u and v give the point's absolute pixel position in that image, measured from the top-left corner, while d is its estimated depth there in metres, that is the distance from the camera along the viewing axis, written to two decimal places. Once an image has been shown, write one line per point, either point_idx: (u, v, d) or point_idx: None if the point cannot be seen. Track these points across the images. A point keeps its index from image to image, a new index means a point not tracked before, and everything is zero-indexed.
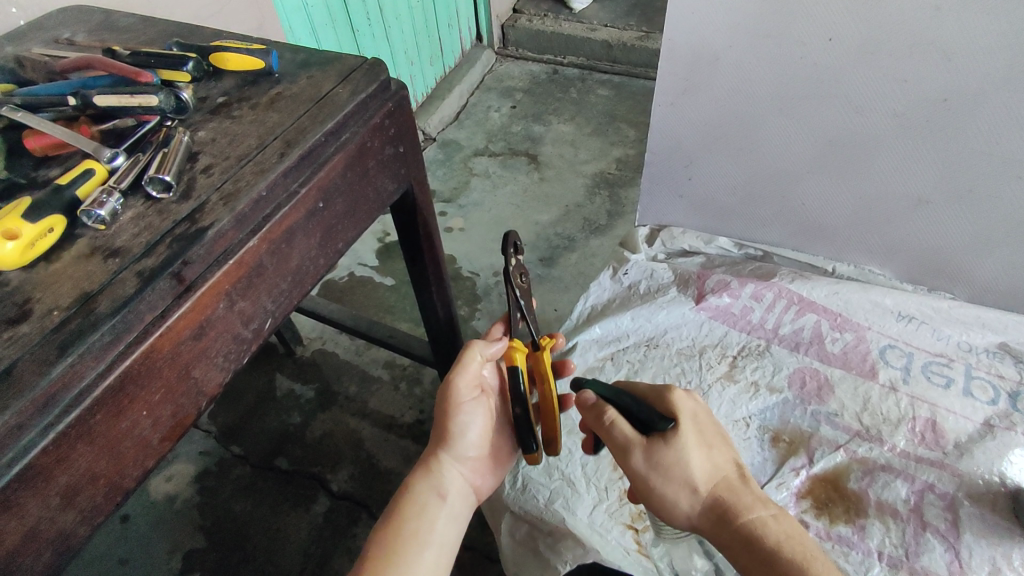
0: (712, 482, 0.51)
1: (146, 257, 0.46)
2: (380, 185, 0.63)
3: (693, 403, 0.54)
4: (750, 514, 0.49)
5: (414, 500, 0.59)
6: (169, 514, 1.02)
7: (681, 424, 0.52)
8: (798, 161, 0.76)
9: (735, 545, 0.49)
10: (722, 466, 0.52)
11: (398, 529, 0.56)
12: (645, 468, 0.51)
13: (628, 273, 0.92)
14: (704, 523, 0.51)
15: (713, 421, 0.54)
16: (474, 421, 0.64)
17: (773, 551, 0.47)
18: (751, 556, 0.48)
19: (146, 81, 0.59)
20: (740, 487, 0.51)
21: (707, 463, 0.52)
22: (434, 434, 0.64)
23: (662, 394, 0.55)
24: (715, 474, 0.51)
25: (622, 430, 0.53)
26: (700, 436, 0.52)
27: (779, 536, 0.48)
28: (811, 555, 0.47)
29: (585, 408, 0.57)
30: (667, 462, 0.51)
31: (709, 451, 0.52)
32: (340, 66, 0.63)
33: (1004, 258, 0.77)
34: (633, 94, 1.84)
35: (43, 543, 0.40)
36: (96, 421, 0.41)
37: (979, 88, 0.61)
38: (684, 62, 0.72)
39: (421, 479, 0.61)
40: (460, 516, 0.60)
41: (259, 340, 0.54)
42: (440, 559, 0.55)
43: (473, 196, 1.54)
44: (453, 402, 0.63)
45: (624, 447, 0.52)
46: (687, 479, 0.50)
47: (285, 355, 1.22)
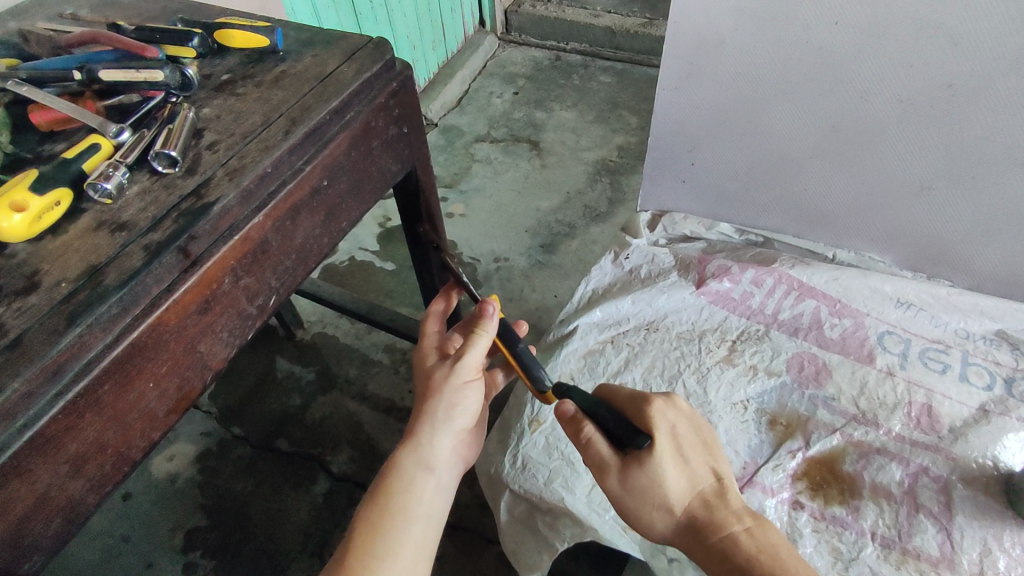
0: (687, 499, 0.52)
1: (152, 232, 0.46)
2: (384, 165, 0.63)
3: (671, 417, 0.54)
4: (724, 532, 0.50)
5: (402, 475, 0.58)
6: (170, 492, 1.03)
7: (657, 444, 0.51)
8: (801, 147, 0.77)
9: (708, 564, 0.51)
10: (699, 481, 0.53)
11: (387, 504, 0.57)
12: (620, 491, 0.52)
13: (630, 258, 0.92)
14: (680, 538, 0.53)
15: (690, 435, 0.54)
16: (471, 400, 0.63)
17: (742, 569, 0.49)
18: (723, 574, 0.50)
19: (151, 56, 0.59)
20: (717, 503, 0.52)
21: (684, 481, 0.52)
22: (425, 407, 0.62)
23: (640, 408, 0.54)
24: (691, 491, 0.52)
25: (599, 450, 0.53)
26: (675, 453, 0.52)
27: (749, 554, 0.49)
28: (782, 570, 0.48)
29: (564, 420, 0.56)
30: (641, 486, 0.51)
31: (685, 467, 0.52)
32: (345, 45, 0.63)
33: (1004, 247, 0.78)
34: (636, 82, 1.83)
35: (52, 509, 0.41)
36: (105, 392, 0.42)
37: (983, 74, 0.62)
38: (688, 46, 0.72)
39: (409, 453, 0.60)
40: (447, 487, 0.61)
41: (263, 317, 0.55)
42: (428, 533, 0.57)
43: (474, 182, 1.54)
44: (458, 382, 0.61)
45: (600, 467, 0.53)
46: (662, 501, 0.51)
47: (285, 338, 1.23)
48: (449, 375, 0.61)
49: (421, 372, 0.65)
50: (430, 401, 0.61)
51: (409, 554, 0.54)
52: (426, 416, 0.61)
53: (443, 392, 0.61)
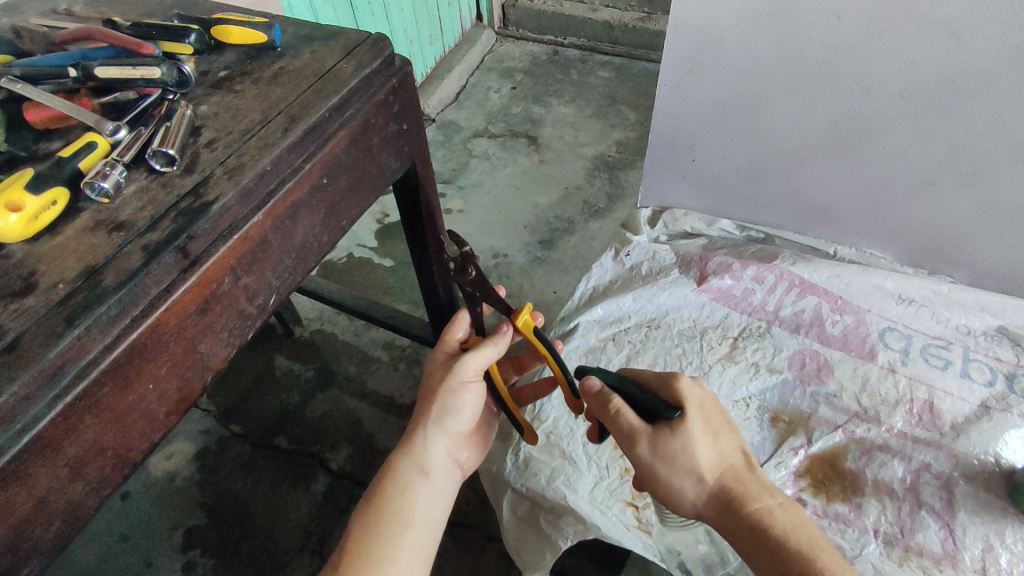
0: (717, 469, 0.52)
1: (150, 232, 0.46)
2: (383, 162, 0.63)
3: (699, 391, 0.55)
4: (758, 503, 0.50)
5: (397, 480, 0.59)
6: (169, 491, 1.03)
7: (687, 414, 0.52)
8: (803, 141, 0.76)
9: (741, 536, 0.50)
10: (729, 454, 0.53)
11: (381, 509, 0.57)
12: (650, 458, 0.52)
13: (630, 255, 0.91)
14: (711, 511, 0.52)
15: (718, 410, 0.54)
16: (472, 401, 0.64)
17: (779, 541, 0.48)
18: (758, 548, 0.49)
19: (148, 53, 0.59)
20: (748, 476, 0.52)
21: (715, 452, 0.52)
22: (426, 407, 0.62)
23: (668, 381, 0.55)
24: (721, 462, 0.52)
25: (627, 419, 0.53)
26: (705, 426, 0.53)
27: (784, 527, 0.49)
28: (815, 545, 0.48)
29: (591, 395, 0.57)
30: (672, 452, 0.51)
31: (716, 440, 0.53)
32: (344, 41, 0.62)
33: (1006, 243, 0.78)
34: (634, 76, 1.82)
35: (52, 513, 0.40)
36: (104, 394, 0.42)
37: (986, 68, 0.61)
38: (689, 41, 0.71)
39: (403, 457, 0.60)
40: (444, 492, 0.61)
41: (263, 316, 0.54)
42: (425, 538, 0.57)
43: (472, 178, 1.54)
44: (458, 382, 0.61)
45: (630, 436, 0.53)
46: (693, 467, 0.51)
47: (284, 336, 1.22)
48: (450, 376, 0.61)
49: (426, 370, 0.66)
50: (427, 402, 0.62)
51: (405, 559, 0.55)
52: (424, 418, 0.62)
53: (441, 393, 0.61)
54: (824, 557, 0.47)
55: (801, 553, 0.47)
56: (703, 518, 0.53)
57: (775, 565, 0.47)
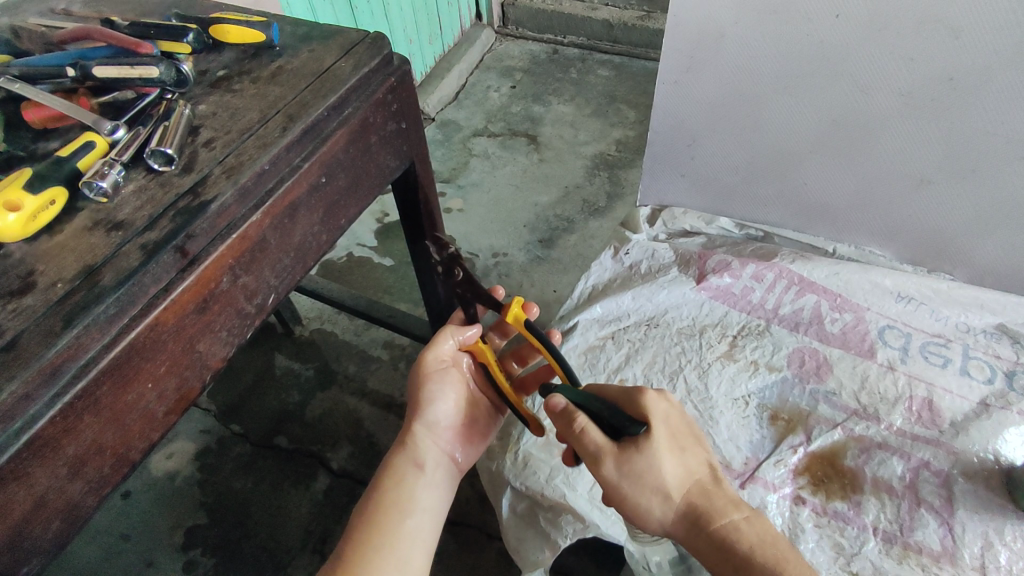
0: (684, 486, 0.52)
1: (148, 231, 0.46)
2: (382, 161, 0.63)
3: (664, 405, 0.54)
4: (724, 519, 0.51)
5: (394, 473, 0.60)
6: (169, 491, 1.03)
7: (653, 430, 0.52)
8: (801, 139, 0.76)
9: (709, 552, 0.51)
10: (695, 470, 0.53)
11: (381, 500, 0.57)
12: (618, 478, 0.51)
13: (630, 253, 0.91)
14: (678, 528, 0.52)
15: (683, 424, 0.55)
16: (450, 392, 0.66)
17: (744, 556, 0.49)
18: (723, 564, 0.50)
19: (146, 53, 0.59)
20: (713, 490, 0.52)
21: (680, 469, 0.52)
22: (408, 405, 0.65)
23: (634, 397, 0.55)
24: (688, 478, 0.52)
25: (594, 439, 0.52)
26: (671, 442, 0.53)
27: (750, 541, 0.50)
28: (781, 556, 0.49)
29: (556, 414, 0.55)
30: (639, 470, 0.51)
31: (682, 456, 0.53)
32: (343, 40, 0.62)
33: (1005, 241, 0.78)
34: (633, 75, 1.82)
35: (51, 513, 0.40)
36: (103, 393, 0.42)
37: (985, 66, 0.61)
38: (689, 39, 0.71)
39: (399, 452, 0.62)
40: (441, 484, 0.62)
41: (262, 315, 0.54)
42: (426, 528, 0.57)
43: (472, 177, 1.54)
44: (427, 371, 0.65)
45: (596, 455, 0.52)
46: (659, 486, 0.51)
47: (283, 335, 1.22)
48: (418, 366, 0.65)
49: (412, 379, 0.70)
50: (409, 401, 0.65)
51: (406, 547, 0.55)
52: (411, 416, 0.64)
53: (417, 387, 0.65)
54: (787, 568, 0.48)
55: (767, 567, 0.48)
56: (671, 535, 0.53)
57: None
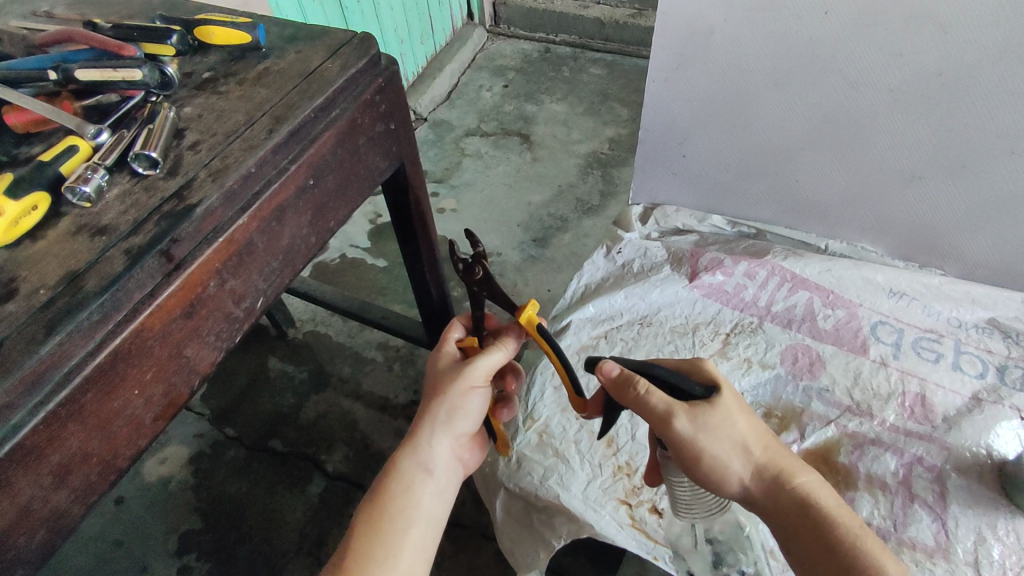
0: (758, 444, 0.52)
1: (133, 235, 0.45)
2: (371, 162, 0.62)
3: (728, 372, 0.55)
4: (799, 477, 0.52)
5: (401, 478, 0.59)
6: (163, 496, 1.02)
7: (725, 390, 0.52)
8: (794, 137, 0.76)
9: (787, 508, 0.51)
10: (766, 430, 0.54)
11: (386, 508, 0.56)
12: (693, 433, 0.50)
13: (622, 252, 0.91)
14: (756, 484, 0.52)
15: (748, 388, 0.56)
16: (478, 404, 0.63)
17: (824, 512, 0.50)
18: (801, 521, 0.50)
19: (129, 55, 0.58)
20: (785, 450, 0.54)
21: (756, 427, 0.53)
22: (430, 406, 0.62)
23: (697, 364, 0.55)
24: (763, 437, 0.53)
25: (660, 398, 0.51)
26: (742, 402, 0.53)
27: (825, 498, 0.51)
28: (855, 517, 0.50)
29: (612, 380, 0.53)
30: (716, 427, 0.51)
31: (754, 416, 0.54)
32: (330, 40, 0.61)
33: (996, 235, 0.78)
34: (626, 73, 1.82)
35: (37, 522, 0.40)
36: (88, 400, 0.41)
37: (972, 62, 0.61)
38: (678, 37, 0.71)
39: (407, 456, 0.60)
40: (445, 491, 0.61)
41: (250, 319, 0.54)
42: (428, 537, 0.57)
43: (465, 177, 1.53)
44: (469, 384, 0.61)
45: (665, 415, 0.51)
46: (740, 441, 0.52)
47: (277, 338, 1.22)
48: (460, 378, 0.60)
49: (432, 369, 0.65)
50: (433, 402, 0.61)
51: (409, 559, 0.54)
52: (430, 417, 0.61)
53: (451, 394, 0.61)
54: (864, 528, 0.49)
55: (847, 525, 0.49)
56: (742, 495, 0.53)
57: (822, 537, 0.49)
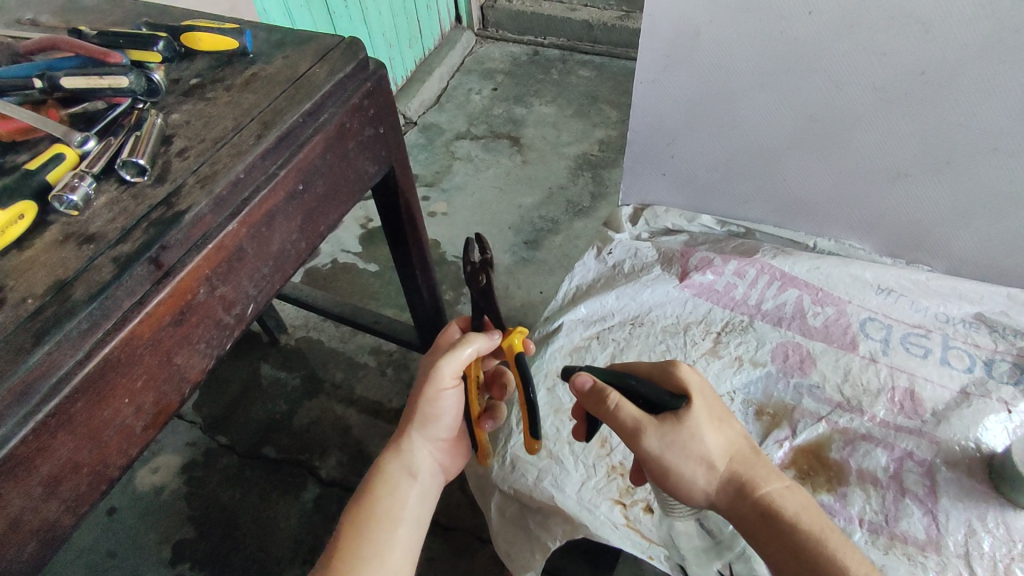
0: (726, 456, 0.53)
1: (121, 243, 0.45)
2: (360, 166, 0.62)
3: (700, 381, 0.55)
4: (768, 486, 0.52)
5: (386, 481, 0.59)
6: (156, 505, 1.01)
7: (693, 403, 0.52)
8: (779, 136, 0.77)
9: (752, 521, 0.51)
10: (736, 441, 0.54)
11: (372, 509, 0.57)
12: (657, 448, 0.52)
13: (612, 253, 0.91)
14: (722, 496, 0.52)
15: (720, 397, 0.55)
16: (452, 406, 0.63)
17: (790, 524, 0.50)
18: (767, 531, 0.50)
19: (115, 62, 0.57)
20: (755, 460, 0.53)
21: (722, 439, 0.53)
22: (408, 411, 0.63)
23: (669, 371, 0.55)
24: (731, 449, 0.53)
25: (628, 414, 0.52)
26: (711, 413, 0.53)
27: (796, 510, 0.51)
28: (824, 528, 0.50)
29: (583, 393, 0.54)
30: (680, 442, 0.52)
31: (723, 427, 0.53)
32: (317, 45, 0.61)
33: (981, 231, 0.79)
34: (614, 75, 1.83)
35: (26, 533, 0.40)
36: (77, 409, 0.41)
37: (955, 60, 0.62)
38: (664, 39, 0.71)
39: (392, 459, 0.61)
40: (430, 493, 0.62)
41: (241, 326, 0.53)
42: (413, 539, 0.57)
43: (455, 180, 1.53)
44: (437, 387, 0.61)
45: (633, 429, 0.52)
46: (704, 456, 0.52)
47: (269, 344, 1.21)
48: (428, 381, 0.60)
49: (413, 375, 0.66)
50: (412, 407, 0.63)
51: (395, 560, 0.54)
52: (410, 422, 0.63)
53: (424, 397, 0.61)
54: (833, 538, 0.49)
55: (813, 537, 0.49)
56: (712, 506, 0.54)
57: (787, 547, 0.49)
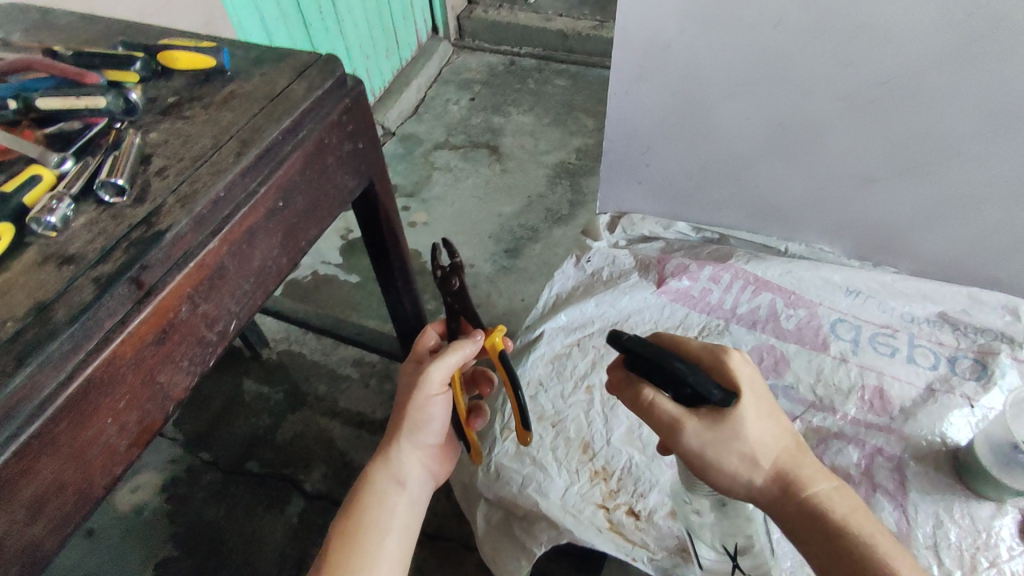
0: (770, 452, 0.51)
1: (102, 263, 0.45)
2: (340, 181, 0.63)
3: (749, 374, 0.52)
4: (815, 487, 0.50)
5: (375, 490, 0.60)
6: (137, 525, 1.00)
7: (743, 400, 0.50)
8: (749, 144, 0.79)
9: (796, 519, 0.50)
10: (783, 438, 0.52)
11: (361, 519, 0.57)
12: (699, 443, 0.50)
13: (591, 261, 0.93)
14: (766, 492, 0.51)
15: (768, 393, 0.53)
16: (440, 412, 0.64)
17: (837, 525, 0.49)
18: (811, 531, 0.49)
19: (91, 83, 0.58)
20: (802, 459, 0.52)
21: (770, 437, 0.51)
22: (396, 418, 0.63)
23: (719, 361, 0.52)
24: (778, 446, 0.51)
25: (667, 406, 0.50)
26: (757, 409, 0.51)
27: (841, 510, 0.49)
28: (870, 530, 0.49)
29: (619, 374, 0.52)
30: (726, 440, 0.50)
31: (771, 424, 0.51)
32: (295, 62, 0.62)
33: (942, 233, 0.82)
34: (590, 83, 1.86)
35: (10, 557, 0.39)
36: (60, 431, 0.41)
37: (913, 69, 0.65)
38: (636, 51, 0.74)
39: (380, 468, 0.61)
40: (418, 500, 0.62)
41: (224, 342, 0.54)
42: (403, 548, 0.58)
43: (435, 190, 1.54)
44: (425, 394, 0.61)
45: (673, 422, 0.50)
46: (750, 454, 0.50)
47: (250, 358, 1.20)
48: (416, 389, 0.61)
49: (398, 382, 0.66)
50: (399, 414, 0.63)
51: (384, 569, 0.55)
52: (397, 430, 0.63)
53: (412, 405, 0.62)
54: (881, 541, 0.48)
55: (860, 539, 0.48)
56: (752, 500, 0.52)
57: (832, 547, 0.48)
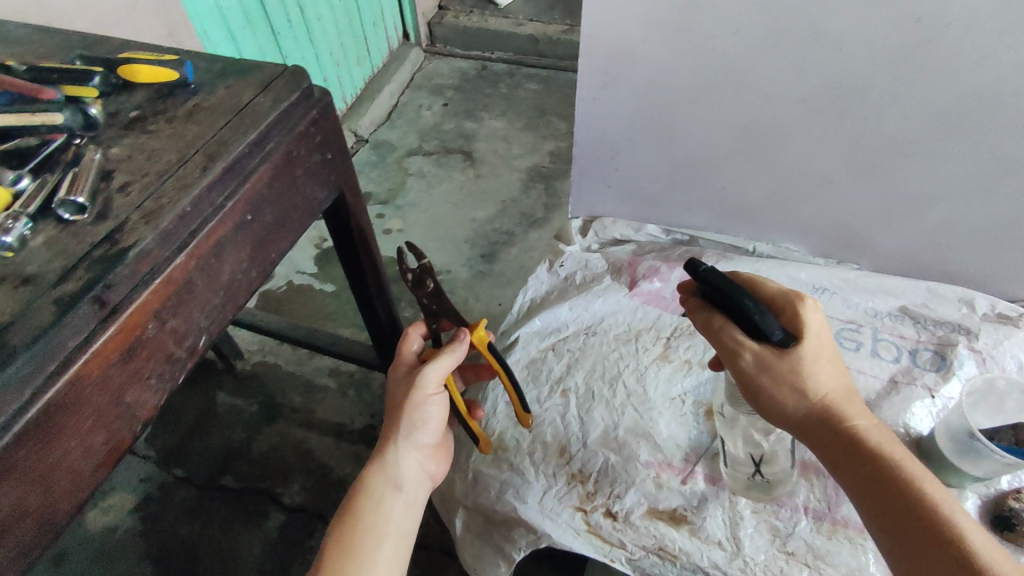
0: (825, 389, 0.54)
1: (64, 282, 0.44)
2: (309, 193, 0.63)
3: (820, 321, 0.55)
4: (860, 423, 0.53)
5: (371, 495, 0.59)
6: (109, 546, 0.98)
7: (805, 339, 0.53)
8: (715, 147, 0.81)
9: (835, 447, 0.52)
10: (836, 381, 0.54)
11: (357, 525, 0.57)
12: (753, 367, 0.54)
13: (564, 265, 0.94)
14: (807, 423, 0.54)
15: (832, 341, 0.55)
16: (435, 413, 0.65)
17: (874, 454, 0.51)
18: (848, 458, 0.51)
19: (48, 98, 0.57)
20: (850, 402, 0.54)
21: (824, 376, 0.54)
22: (393, 421, 0.63)
23: (792, 304, 0.56)
24: (830, 387, 0.54)
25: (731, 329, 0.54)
26: (819, 351, 0.54)
27: (882, 444, 0.51)
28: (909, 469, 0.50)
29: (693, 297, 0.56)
30: (780, 369, 0.53)
31: (826, 367, 0.54)
32: (260, 74, 0.62)
33: (901, 229, 0.85)
34: (561, 87, 1.87)
35: None
36: (22, 455, 0.40)
37: (866, 74, 0.67)
38: (601, 58, 0.75)
39: (376, 472, 0.61)
40: (415, 503, 0.62)
41: (194, 357, 0.53)
42: (400, 552, 0.58)
43: (409, 196, 1.54)
44: (421, 397, 0.62)
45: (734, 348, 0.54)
46: (801, 386, 0.53)
47: (224, 371, 1.18)
48: (412, 392, 0.62)
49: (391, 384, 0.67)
50: (394, 417, 0.63)
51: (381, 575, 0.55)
52: (393, 433, 0.63)
53: (409, 407, 0.62)
54: (920, 479, 0.49)
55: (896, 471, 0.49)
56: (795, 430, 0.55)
57: (867, 473, 0.50)
